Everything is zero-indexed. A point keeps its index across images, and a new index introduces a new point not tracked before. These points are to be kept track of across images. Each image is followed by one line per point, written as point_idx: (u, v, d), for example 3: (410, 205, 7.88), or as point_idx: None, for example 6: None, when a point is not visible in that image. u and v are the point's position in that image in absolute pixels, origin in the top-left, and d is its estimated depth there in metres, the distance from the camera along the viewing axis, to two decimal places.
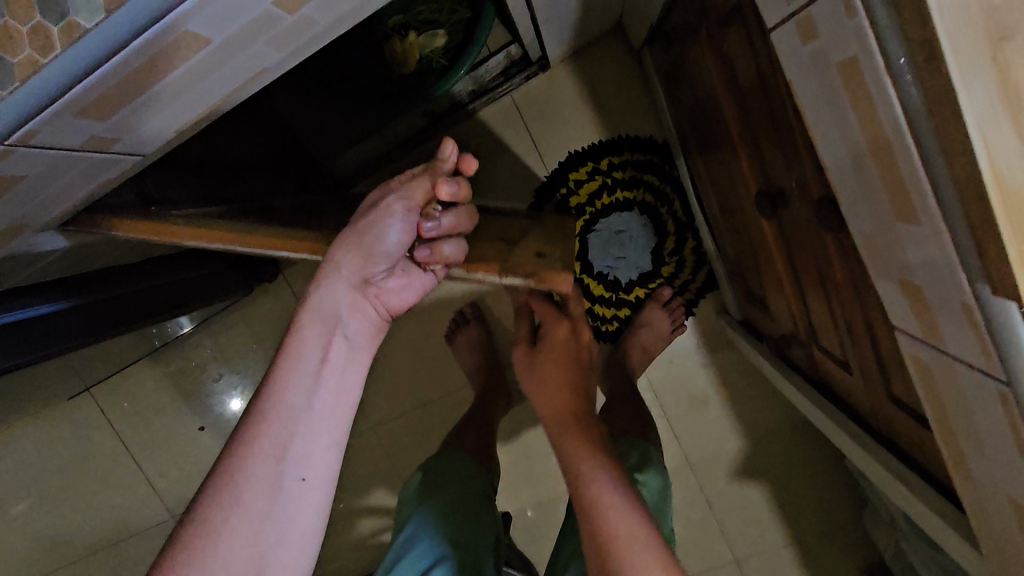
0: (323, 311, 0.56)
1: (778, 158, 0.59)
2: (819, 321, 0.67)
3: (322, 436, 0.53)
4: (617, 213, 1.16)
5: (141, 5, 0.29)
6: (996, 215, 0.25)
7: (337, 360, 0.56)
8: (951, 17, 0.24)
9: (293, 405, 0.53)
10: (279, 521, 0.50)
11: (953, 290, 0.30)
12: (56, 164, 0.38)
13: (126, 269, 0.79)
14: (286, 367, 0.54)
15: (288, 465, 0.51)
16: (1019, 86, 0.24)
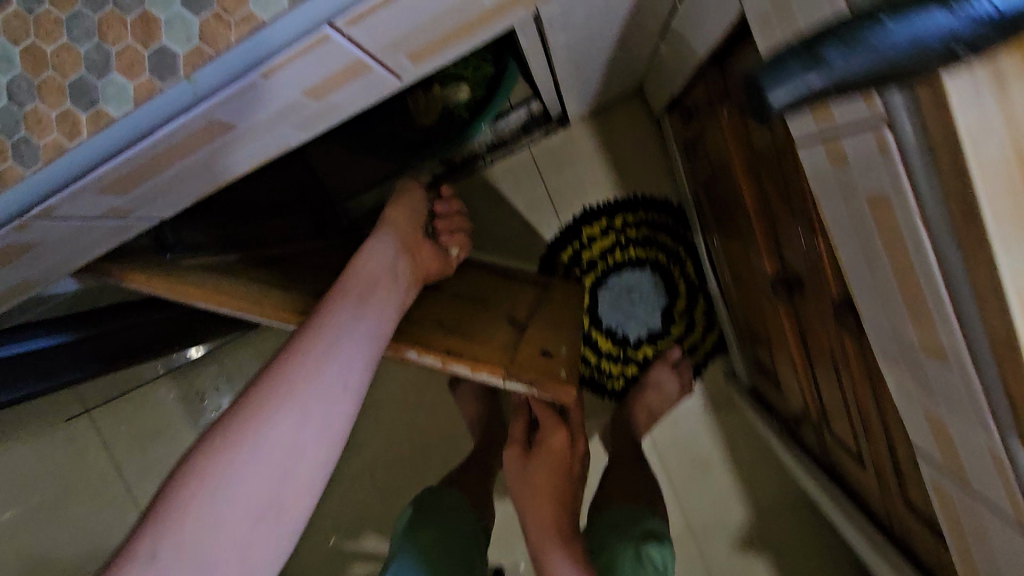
0: (375, 265, 0.56)
1: (796, 246, 0.59)
2: (832, 409, 0.65)
3: (363, 354, 0.47)
4: (629, 270, 1.15)
5: (169, 97, 0.29)
6: None
7: (388, 305, 0.54)
8: (990, 178, 0.23)
9: (344, 325, 0.47)
10: (304, 431, 0.42)
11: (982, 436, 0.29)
12: (74, 232, 0.38)
13: (139, 303, 0.79)
14: (341, 297, 0.50)
15: (329, 376, 0.44)
16: None
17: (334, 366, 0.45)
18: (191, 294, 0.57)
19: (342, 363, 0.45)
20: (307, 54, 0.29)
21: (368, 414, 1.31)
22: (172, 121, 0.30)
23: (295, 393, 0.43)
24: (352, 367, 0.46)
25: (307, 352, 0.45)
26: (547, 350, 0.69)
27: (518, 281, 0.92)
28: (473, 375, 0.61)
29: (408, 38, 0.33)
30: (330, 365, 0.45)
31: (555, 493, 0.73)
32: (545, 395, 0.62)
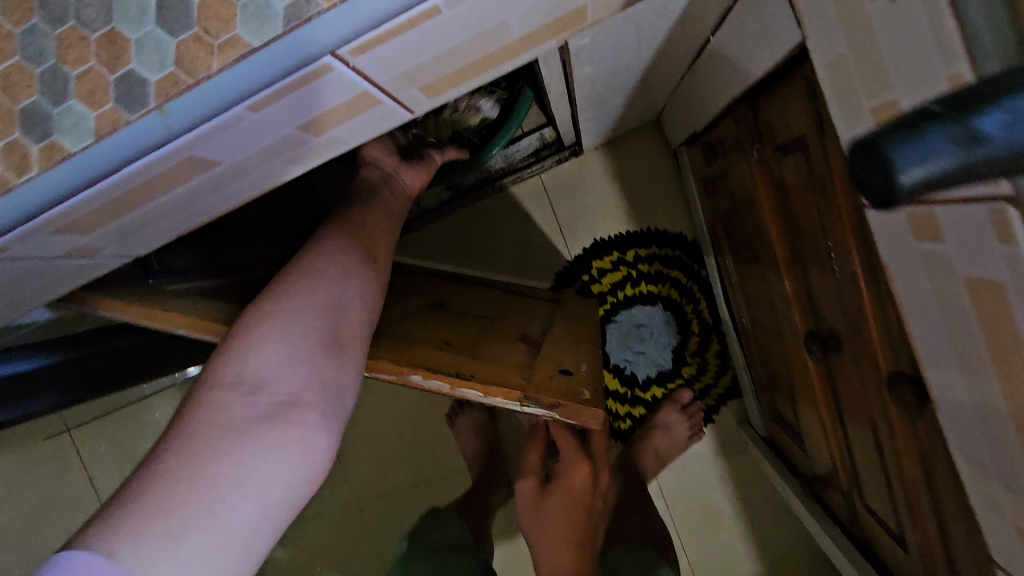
0: (313, 268, 0.44)
1: (835, 300, 0.54)
2: (867, 477, 0.60)
3: (349, 284, 0.45)
4: (640, 306, 1.11)
5: (138, 132, 0.25)
6: None
7: (312, 330, 0.41)
8: None
9: (221, 410, 0.36)
10: (300, 356, 0.40)
11: None
12: (32, 271, 0.33)
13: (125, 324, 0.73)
14: (232, 352, 0.39)
15: (209, 485, 0.33)
16: None
17: (211, 472, 0.34)
18: (170, 318, 0.50)
19: (226, 462, 0.34)
20: (304, 85, 0.25)
21: (359, 447, 1.23)
22: (141, 157, 0.26)
23: (279, 324, 0.40)
24: (236, 466, 0.34)
25: (173, 458, 0.34)
26: (567, 365, 0.60)
27: (527, 296, 0.87)
28: (486, 399, 0.53)
29: (424, 69, 0.28)
30: (208, 470, 0.34)
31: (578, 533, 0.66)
32: (570, 419, 0.53)
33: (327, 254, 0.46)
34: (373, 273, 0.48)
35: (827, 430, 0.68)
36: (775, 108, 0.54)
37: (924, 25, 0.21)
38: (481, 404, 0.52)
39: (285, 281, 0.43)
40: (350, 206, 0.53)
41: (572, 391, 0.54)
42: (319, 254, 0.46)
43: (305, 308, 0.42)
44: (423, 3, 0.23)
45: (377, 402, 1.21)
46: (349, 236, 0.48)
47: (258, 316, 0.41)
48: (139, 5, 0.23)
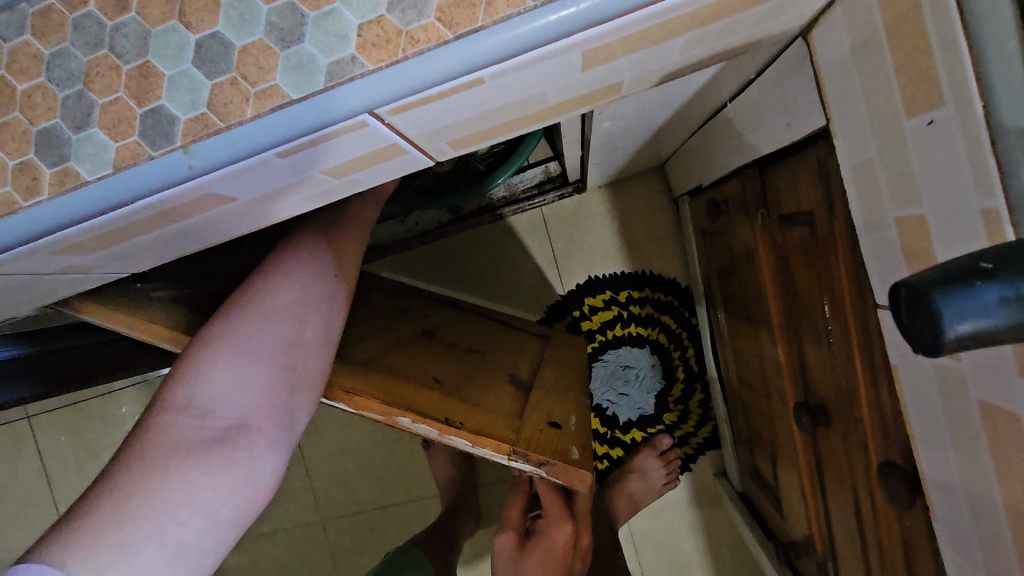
0: (270, 283, 0.41)
1: (827, 374, 0.54)
2: (842, 552, 0.60)
3: (309, 298, 0.42)
4: (628, 347, 1.10)
5: (153, 172, 0.24)
6: None
7: (266, 350, 0.38)
8: None
9: (169, 432, 0.33)
10: (248, 377, 0.37)
11: None
12: (21, 284, 0.32)
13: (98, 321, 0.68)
14: (183, 371, 0.36)
15: (153, 507, 0.30)
16: None
17: (157, 492, 0.31)
18: (158, 331, 0.47)
19: (174, 482, 0.31)
20: (332, 138, 0.24)
21: (327, 463, 1.19)
22: (150, 195, 0.25)
23: (231, 341, 0.37)
24: (184, 486, 0.31)
25: (116, 481, 0.31)
26: (556, 420, 0.59)
27: (517, 329, 0.86)
28: (472, 449, 0.50)
29: (454, 127, 0.28)
30: (153, 491, 0.31)
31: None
32: (557, 479, 0.51)
33: (287, 268, 0.42)
34: (336, 287, 0.45)
35: (806, 498, 0.68)
36: (785, 178, 0.55)
37: (960, 155, 0.21)
38: (469, 451, 0.49)
39: (242, 296, 0.40)
40: (340, 225, 0.50)
41: (557, 450, 0.52)
42: (281, 266, 0.43)
43: (262, 325, 0.38)
44: (468, 75, 0.22)
45: (352, 418, 1.18)
46: (317, 249, 0.45)
47: (211, 334, 0.38)
48: (178, 40, 0.22)
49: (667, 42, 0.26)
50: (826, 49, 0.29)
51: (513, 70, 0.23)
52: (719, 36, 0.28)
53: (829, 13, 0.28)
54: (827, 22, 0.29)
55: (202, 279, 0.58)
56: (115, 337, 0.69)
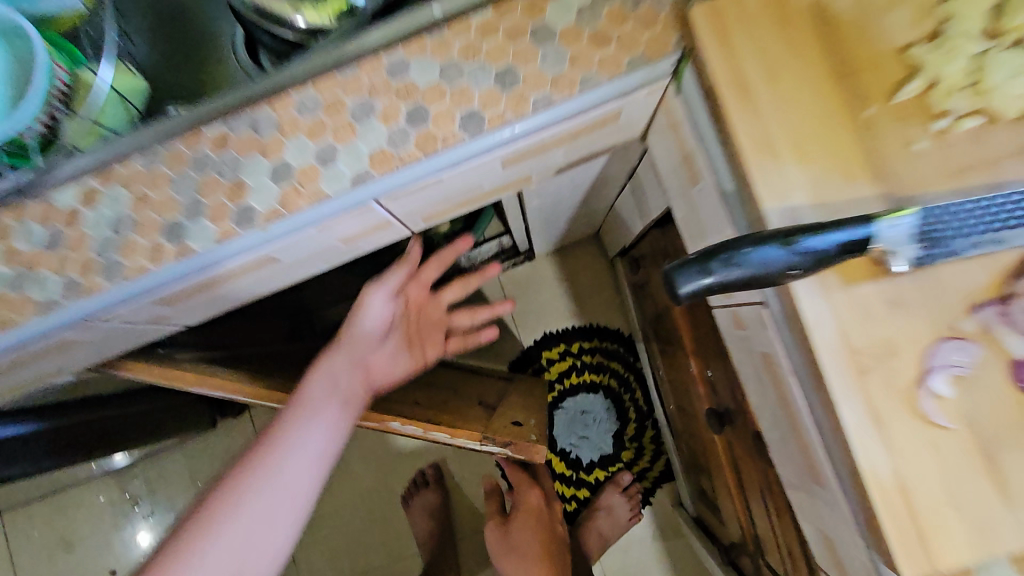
0: (263, 458, 0.46)
1: (724, 380, 0.69)
2: (763, 535, 0.72)
3: (297, 473, 0.46)
4: (584, 393, 1.24)
5: (241, 243, 0.39)
6: (877, 510, 0.30)
7: (242, 539, 0.43)
8: (821, 337, 0.31)
9: None
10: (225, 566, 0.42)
11: (843, 546, 0.36)
12: (114, 333, 0.45)
13: (90, 401, 0.82)
14: (173, 556, 0.42)
15: None
16: (874, 402, 0.31)
17: None
18: (184, 377, 0.57)
19: None
20: (353, 214, 0.40)
21: (310, 529, 1.24)
22: (239, 253, 0.40)
23: (220, 527, 0.43)
24: None
25: None
26: (518, 420, 0.71)
27: (483, 374, 0.99)
28: (451, 440, 0.63)
29: (425, 207, 0.44)
30: None
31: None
32: (520, 455, 0.64)
33: (282, 441, 0.47)
34: (326, 454, 0.48)
35: (734, 498, 0.80)
36: (675, 234, 0.72)
37: (715, 206, 0.38)
38: (445, 440, 0.61)
39: (238, 472, 0.46)
40: (322, 365, 0.53)
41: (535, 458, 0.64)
42: (278, 438, 0.47)
43: (243, 512, 0.43)
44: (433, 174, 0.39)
45: (333, 483, 1.24)
46: (313, 414, 0.49)
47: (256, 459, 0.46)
48: (259, 165, 0.37)
49: (552, 150, 0.43)
50: (655, 151, 0.47)
51: (459, 171, 0.40)
52: (586, 145, 0.45)
53: (652, 130, 0.46)
54: (652, 134, 0.46)
55: (214, 345, 0.69)
56: (107, 410, 0.84)
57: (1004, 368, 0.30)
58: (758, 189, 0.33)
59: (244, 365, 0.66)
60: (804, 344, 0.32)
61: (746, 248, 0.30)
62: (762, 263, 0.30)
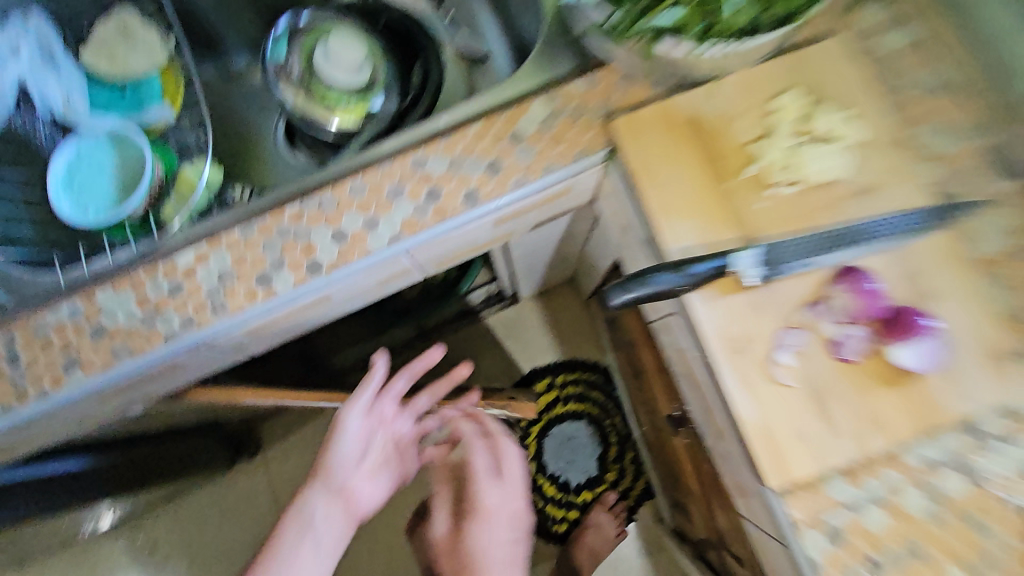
0: None
1: (676, 391, 0.85)
2: (720, 521, 0.85)
3: None
4: (569, 421, 1.38)
5: (310, 287, 0.54)
6: (750, 442, 0.46)
7: None
8: (707, 329, 0.48)
9: None
10: None
11: (743, 482, 0.51)
12: (202, 362, 0.59)
13: (139, 440, 0.94)
14: None
15: None
16: (745, 371, 0.47)
17: None
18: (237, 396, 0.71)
19: None
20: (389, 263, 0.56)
21: None
22: (307, 294, 0.55)
23: None
24: None
25: None
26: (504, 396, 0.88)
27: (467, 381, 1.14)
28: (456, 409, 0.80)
29: (437, 256, 0.61)
30: None
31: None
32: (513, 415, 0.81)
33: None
34: None
35: (697, 495, 0.93)
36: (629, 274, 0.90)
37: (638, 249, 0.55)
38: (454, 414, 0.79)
39: None
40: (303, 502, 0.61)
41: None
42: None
43: None
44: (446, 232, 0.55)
45: None
46: (290, 559, 0.57)
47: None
48: (323, 232, 0.54)
49: (526, 213, 0.60)
50: (601, 211, 0.65)
51: (463, 230, 0.56)
52: (550, 208, 0.63)
53: (596, 197, 0.64)
54: (596, 200, 0.64)
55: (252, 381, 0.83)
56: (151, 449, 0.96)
57: (825, 345, 0.46)
58: (663, 239, 0.50)
59: (279, 394, 0.79)
60: (697, 336, 0.48)
61: (655, 274, 0.47)
62: (664, 285, 0.46)
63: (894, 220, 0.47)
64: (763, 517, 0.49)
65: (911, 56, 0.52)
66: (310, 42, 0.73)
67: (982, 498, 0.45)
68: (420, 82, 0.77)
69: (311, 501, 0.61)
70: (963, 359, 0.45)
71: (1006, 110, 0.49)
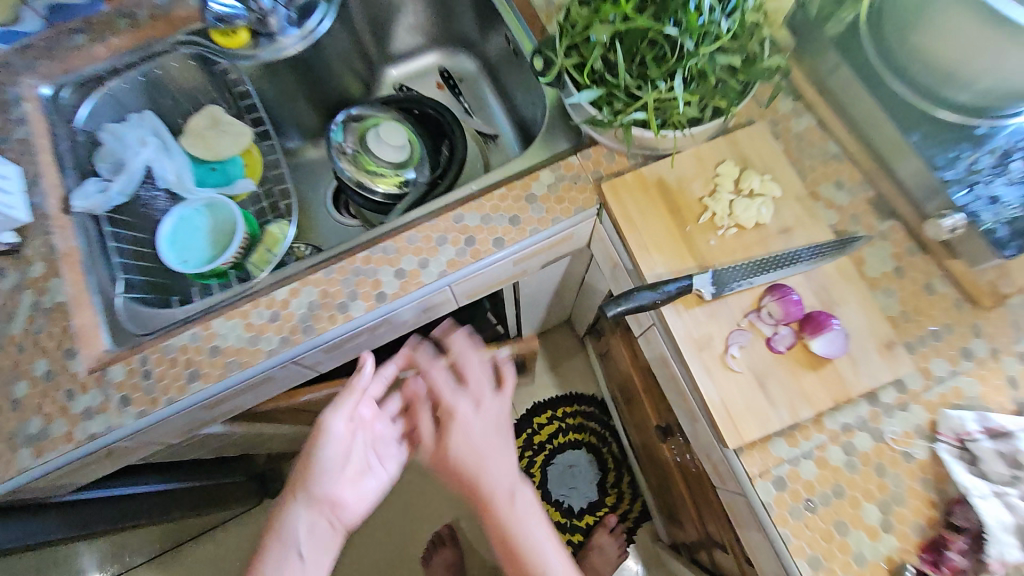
0: None
1: (662, 404, 1.00)
2: (706, 516, 0.99)
3: None
4: (570, 449, 1.52)
5: (377, 312, 0.71)
6: (713, 412, 0.62)
7: None
8: (677, 333, 0.65)
9: None
10: None
11: (712, 451, 0.66)
12: (285, 376, 0.74)
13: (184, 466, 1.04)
14: None
15: None
16: (706, 361, 0.64)
17: None
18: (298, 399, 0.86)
19: None
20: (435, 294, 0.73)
21: None
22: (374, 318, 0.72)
23: None
24: None
25: None
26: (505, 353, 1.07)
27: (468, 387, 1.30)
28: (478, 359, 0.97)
29: (470, 290, 0.78)
30: None
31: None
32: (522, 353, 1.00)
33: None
34: None
35: (686, 498, 1.07)
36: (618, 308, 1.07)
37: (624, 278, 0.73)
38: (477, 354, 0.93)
39: None
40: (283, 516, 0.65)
41: (506, 473, 0.67)
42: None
43: None
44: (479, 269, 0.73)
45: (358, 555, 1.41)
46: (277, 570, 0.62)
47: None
48: (387, 271, 0.71)
49: (538, 255, 0.78)
50: (595, 254, 0.83)
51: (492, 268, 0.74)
52: (556, 251, 0.81)
53: (591, 243, 0.82)
54: (590, 245, 0.83)
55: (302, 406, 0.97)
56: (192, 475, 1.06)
57: (762, 341, 0.64)
58: (641, 270, 0.68)
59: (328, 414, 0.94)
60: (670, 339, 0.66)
61: (637, 292, 0.65)
62: (645, 301, 0.64)
63: (810, 249, 0.66)
64: (730, 477, 0.65)
65: (811, 136, 0.72)
66: (362, 128, 0.96)
67: (885, 450, 0.61)
68: (448, 154, 0.96)
69: (289, 516, 0.65)
70: (862, 349, 0.63)
71: (879, 171, 0.69)
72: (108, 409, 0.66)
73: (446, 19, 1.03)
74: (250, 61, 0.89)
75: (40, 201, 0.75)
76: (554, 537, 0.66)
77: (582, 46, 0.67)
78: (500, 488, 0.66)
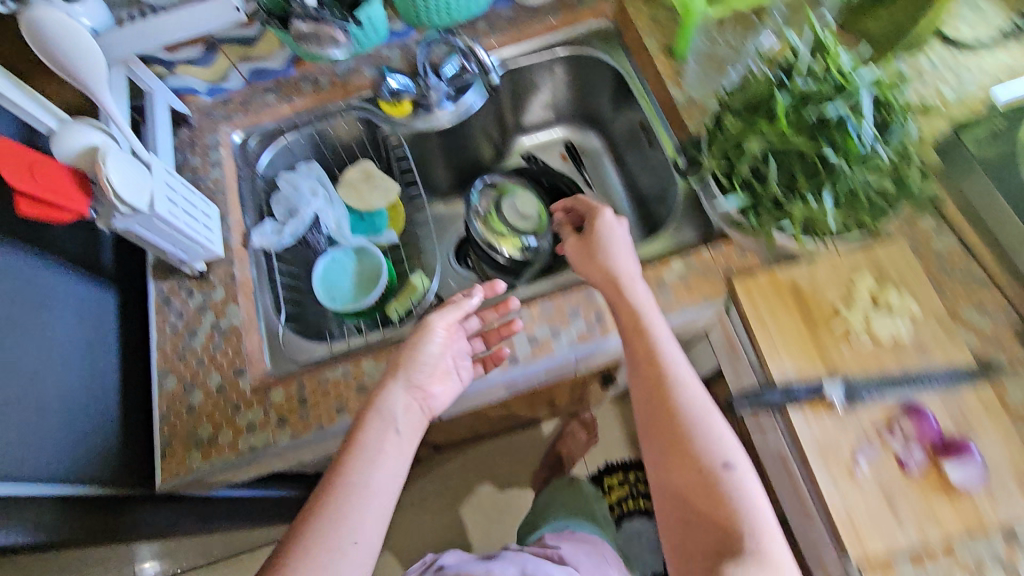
0: (343, 470, 0.65)
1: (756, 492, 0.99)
2: None
3: (384, 474, 0.66)
4: (638, 517, 1.42)
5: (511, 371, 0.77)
6: (839, 524, 0.62)
7: (359, 522, 0.62)
8: (804, 437, 0.66)
9: (336, 536, 0.61)
10: (354, 516, 0.62)
11: (829, 560, 0.66)
12: None
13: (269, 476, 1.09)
14: (312, 521, 0.62)
15: (341, 555, 0.60)
16: (830, 464, 0.65)
17: (341, 563, 0.60)
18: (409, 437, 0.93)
19: (349, 548, 0.61)
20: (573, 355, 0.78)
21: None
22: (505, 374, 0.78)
23: (346, 497, 0.63)
24: (355, 535, 0.61)
25: (319, 549, 0.60)
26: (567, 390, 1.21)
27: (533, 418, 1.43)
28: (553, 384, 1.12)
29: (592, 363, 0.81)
30: (339, 550, 0.60)
31: (678, 430, 0.65)
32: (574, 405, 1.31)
33: (364, 460, 0.65)
34: (392, 461, 0.67)
35: None
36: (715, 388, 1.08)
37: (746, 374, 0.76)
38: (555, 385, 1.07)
39: (333, 477, 0.65)
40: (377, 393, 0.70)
41: (636, 271, 0.75)
42: (357, 456, 0.66)
43: (350, 509, 0.62)
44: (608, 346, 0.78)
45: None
46: (376, 433, 0.67)
47: (355, 468, 0.65)
48: (521, 336, 0.78)
49: None
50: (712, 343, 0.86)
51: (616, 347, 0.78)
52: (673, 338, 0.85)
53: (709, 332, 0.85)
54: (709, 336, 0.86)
55: None
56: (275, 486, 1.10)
57: (894, 458, 0.64)
58: (768, 368, 0.70)
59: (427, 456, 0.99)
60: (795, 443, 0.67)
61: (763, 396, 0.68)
62: (771, 401, 0.68)
63: (946, 373, 0.67)
64: None
65: (951, 258, 0.73)
66: (497, 193, 1.03)
67: None
68: None
69: (385, 390, 0.70)
70: (1001, 483, 0.62)
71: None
72: (266, 426, 0.77)
73: (583, 98, 1.10)
74: (405, 127, 0.99)
75: (227, 236, 0.88)
76: (668, 331, 0.72)
77: (732, 153, 0.71)
78: (631, 278, 0.73)
